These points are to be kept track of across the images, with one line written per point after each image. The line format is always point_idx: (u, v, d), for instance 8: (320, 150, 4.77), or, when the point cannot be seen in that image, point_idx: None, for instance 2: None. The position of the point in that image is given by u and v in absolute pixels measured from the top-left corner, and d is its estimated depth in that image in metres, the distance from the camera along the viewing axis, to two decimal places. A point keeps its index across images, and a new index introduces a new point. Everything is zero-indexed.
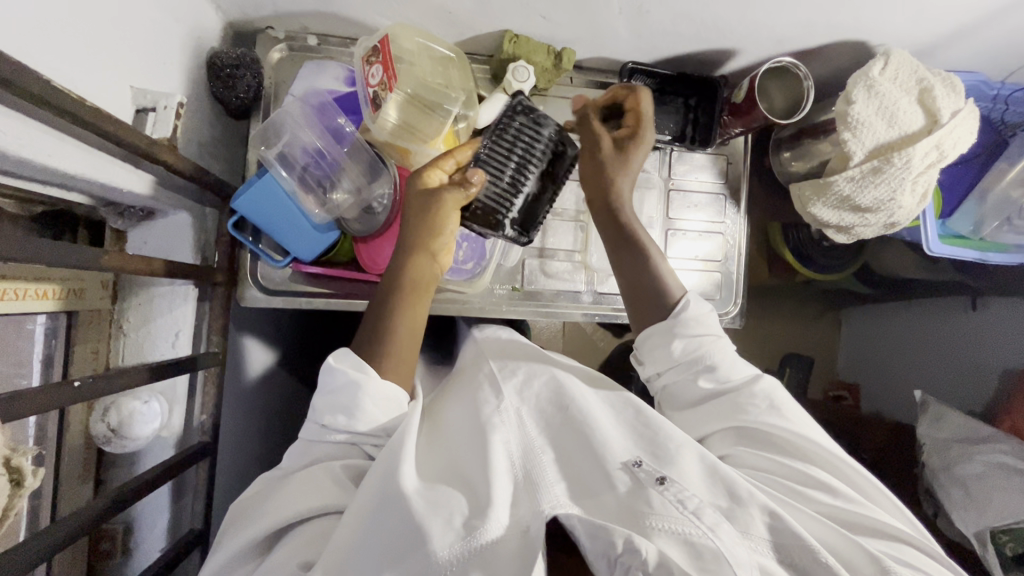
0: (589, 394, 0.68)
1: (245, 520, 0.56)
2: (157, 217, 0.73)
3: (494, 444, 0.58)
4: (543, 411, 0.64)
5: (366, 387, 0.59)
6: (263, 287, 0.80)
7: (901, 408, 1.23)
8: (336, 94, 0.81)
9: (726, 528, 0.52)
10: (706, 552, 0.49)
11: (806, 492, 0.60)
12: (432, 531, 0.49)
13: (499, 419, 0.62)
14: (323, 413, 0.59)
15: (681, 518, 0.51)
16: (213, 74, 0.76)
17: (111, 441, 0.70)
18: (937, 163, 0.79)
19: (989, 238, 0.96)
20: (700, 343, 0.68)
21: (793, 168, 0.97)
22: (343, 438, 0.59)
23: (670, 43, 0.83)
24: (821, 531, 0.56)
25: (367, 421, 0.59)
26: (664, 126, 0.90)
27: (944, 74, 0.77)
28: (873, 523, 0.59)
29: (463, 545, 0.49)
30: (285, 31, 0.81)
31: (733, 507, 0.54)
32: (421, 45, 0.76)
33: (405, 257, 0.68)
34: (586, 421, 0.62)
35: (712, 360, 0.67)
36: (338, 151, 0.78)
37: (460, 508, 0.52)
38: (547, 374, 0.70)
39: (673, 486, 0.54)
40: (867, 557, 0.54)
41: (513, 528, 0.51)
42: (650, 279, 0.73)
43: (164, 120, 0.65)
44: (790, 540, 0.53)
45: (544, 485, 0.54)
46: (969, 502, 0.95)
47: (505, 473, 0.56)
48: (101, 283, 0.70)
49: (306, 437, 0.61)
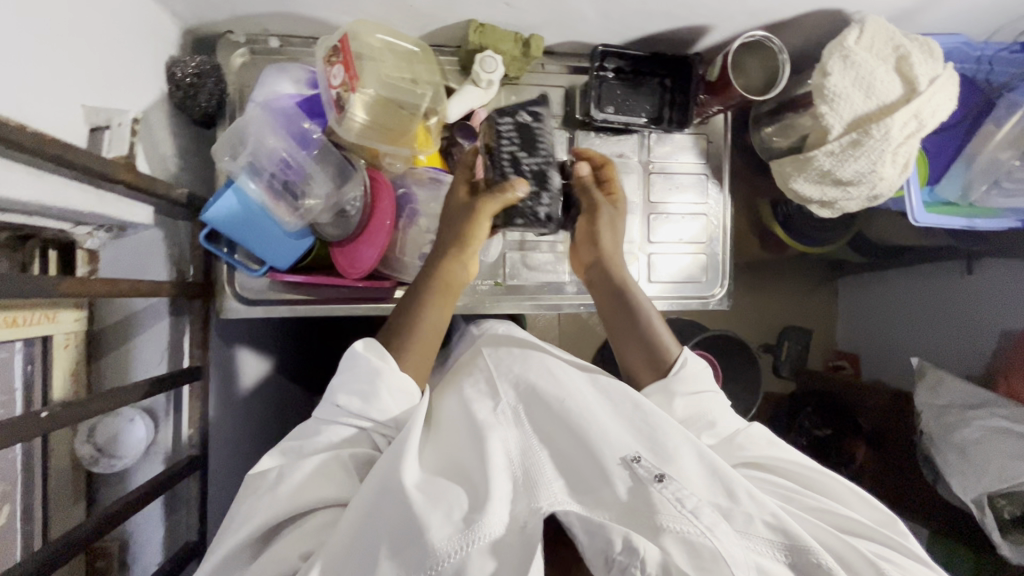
0: (586, 386, 0.67)
1: (245, 512, 0.55)
2: (128, 233, 0.72)
3: (491, 446, 0.58)
4: (538, 409, 0.64)
5: (386, 377, 0.61)
6: (242, 298, 0.80)
7: (900, 374, 1.24)
8: (298, 97, 0.76)
9: (723, 527, 0.51)
10: (705, 551, 0.49)
11: (799, 499, 0.61)
12: (429, 526, 0.49)
13: (495, 421, 0.62)
14: (339, 393, 0.60)
15: (680, 517, 0.51)
16: (173, 83, 0.75)
17: (99, 461, 0.69)
18: (916, 133, 0.76)
19: (979, 204, 0.95)
20: (696, 399, 0.68)
21: (774, 144, 0.95)
22: (360, 425, 0.60)
23: (640, 22, 0.81)
24: (817, 530, 0.57)
25: (381, 408, 0.60)
26: (640, 108, 0.88)
27: (920, 39, 0.75)
28: (852, 526, 0.59)
29: (461, 538, 0.49)
30: (245, 34, 0.80)
31: (731, 506, 0.54)
32: (383, 41, 0.75)
33: (436, 263, 0.70)
34: (582, 418, 0.60)
35: (710, 416, 0.67)
36: (303, 157, 0.74)
37: (459, 504, 0.52)
38: (544, 369, 0.69)
39: (671, 484, 0.54)
40: (861, 558, 0.54)
41: (510, 525, 0.51)
42: (652, 349, 0.73)
43: (118, 137, 0.63)
44: (792, 540, 0.52)
45: (541, 483, 0.54)
46: (967, 468, 0.96)
47: (504, 471, 0.56)
48: (75, 307, 0.69)
49: (320, 416, 0.61)
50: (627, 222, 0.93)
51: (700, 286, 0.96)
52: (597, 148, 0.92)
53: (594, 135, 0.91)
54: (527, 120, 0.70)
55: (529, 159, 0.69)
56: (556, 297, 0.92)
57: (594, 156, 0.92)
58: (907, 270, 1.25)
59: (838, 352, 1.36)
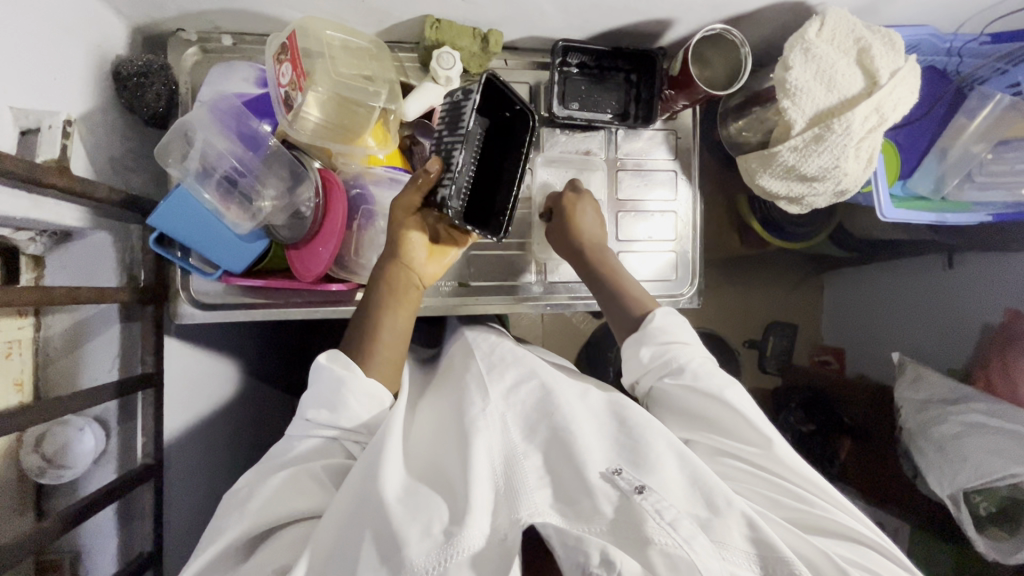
0: (577, 398, 0.65)
1: (221, 526, 0.54)
2: (74, 238, 0.70)
3: (475, 449, 0.56)
4: (529, 418, 0.62)
5: (351, 384, 0.59)
6: (199, 304, 0.78)
7: (881, 369, 1.22)
8: (245, 96, 0.75)
9: (701, 539, 0.49)
10: (681, 563, 0.48)
11: (780, 500, 0.59)
12: (408, 539, 0.48)
13: (483, 423, 0.60)
14: (308, 407, 0.60)
15: (658, 529, 0.49)
16: (120, 84, 0.73)
17: (46, 472, 0.67)
18: (878, 127, 0.75)
19: (951, 198, 0.94)
20: (666, 349, 0.66)
21: (742, 138, 0.93)
22: (328, 434, 0.59)
23: (600, 17, 0.79)
24: (787, 534, 0.56)
25: (349, 415, 0.59)
26: (606, 104, 0.87)
27: (883, 31, 0.74)
28: (836, 528, 0.58)
29: (440, 553, 0.48)
30: (197, 32, 0.78)
31: (711, 517, 0.53)
32: (335, 37, 0.72)
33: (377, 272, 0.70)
34: (567, 429, 0.59)
35: (680, 363, 0.65)
36: (252, 159, 0.73)
37: (439, 516, 0.51)
38: (535, 380, 0.67)
39: (652, 495, 0.52)
40: (830, 562, 0.53)
41: (490, 538, 0.50)
42: (619, 305, 0.74)
43: (50, 140, 0.61)
44: (767, 550, 0.50)
45: (523, 492, 0.53)
46: (945, 464, 0.94)
47: (486, 480, 0.54)
48: (18, 315, 0.67)
49: (291, 434, 0.61)
50: None
51: (670, 285, 0.94)
52: (562, 145, 0.90)
53: (559, 132, 0.90)
54: (460, 99, 0.71)
55: (448, 138, 0.70)
56: (522, 298, 0.90)
57: (560, 153, 0.90)
58: (888, 264, 1.24)
59: (823, 346, 1.35)
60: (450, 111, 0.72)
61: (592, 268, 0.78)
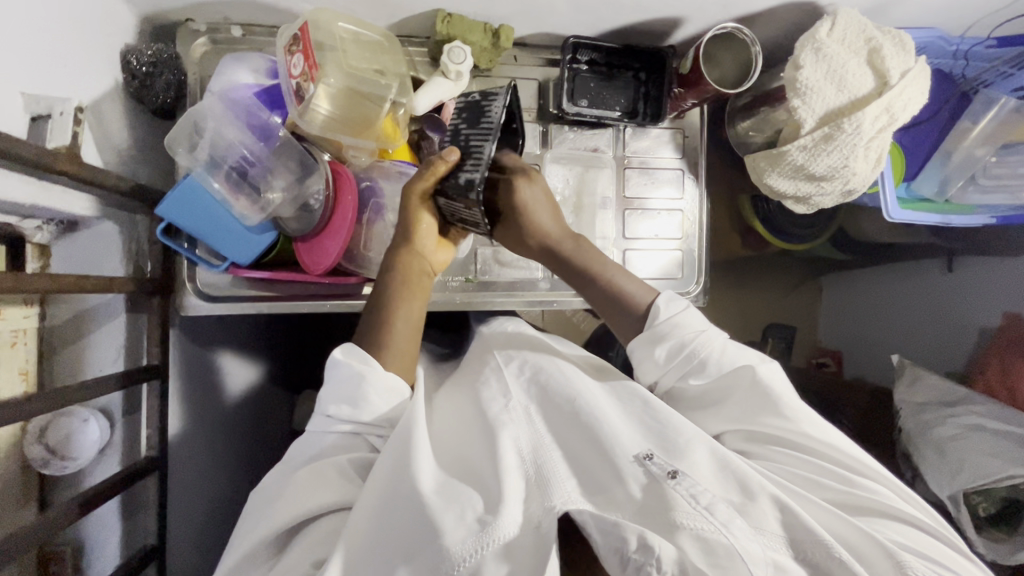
0: (596, 388, 0.65)
1: (257, 519, 0.54)
2: (80, 228, 0.70)
3: (503, 442, 0.56)
4: (552, 405, 0.61)
5: (370, 378, 0.59)
6: (204, 293, 0.77)
7: (880, 371, 1.23)
8: (257, 86, 0.73)
9: (738, 523, 0.50)
10: (720, 547, 0.48)
11: (818, 480, 0.59)
12: (444, 526, 0.48)
13: (508, 417, 0.59)
14: (328, 403, 0.59)
15: (694, 514, 0.49)
16: (128, 73, 0.73)
17: (51, 463, 0.67)
18: (887, 127, 0.76)
19: (954, 200, 0.95)
20: (683, 344, 0.65)
21: (750, 138, 0.94)
22: (345, 428, 0.59)
23: (611, 14, 0.79)
24: (829, 517, 0.54)
25: (370, 410, 0.59)
26: (615, 101, 0.87)
27: (893, 32, 0.74)
28: (876, 506, 0.57)
29: (477, 541, 0.48)
30: (206, 22, 0.77)
31: (746, 502, 0.52)
32: (345, 29, 0.72)
33: (388, 259, 0.70)
34: (594, 415, 0.59)
35: (702, 356, 0.64)
36: (262, 150, 0.73)
37: (473, 504, 0.50)
38: (554, 365, 0.67)
39: (685, 480, 0.52)
40: (877, 547, 0.52)
41: (525, 525, 0.49)
42: (619, 303, 0.69)
43: (60, 127, 0.61)
44: (805, 535, 0.50)
45: (555, 480, 0.52)
46: (942, 465, 0.94)
47: (516, 469, 0.53)
48: (24, 303, 0.67)
49: (312, 429, 0.61)
50: (601, 217, 0.91)
51: (677, 283, 0.95)
52: (571, 142, 0.90)
53: (568, 129, 0.90)
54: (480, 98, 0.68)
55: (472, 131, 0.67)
56: (529, 294, 0.90)
57: (568, 151, 0.90)
58: (888, 267, 1.25)
59: (822, 349, 1.35)
60: (473, 104, 0.69)
61: (565, 268, 0.72)
